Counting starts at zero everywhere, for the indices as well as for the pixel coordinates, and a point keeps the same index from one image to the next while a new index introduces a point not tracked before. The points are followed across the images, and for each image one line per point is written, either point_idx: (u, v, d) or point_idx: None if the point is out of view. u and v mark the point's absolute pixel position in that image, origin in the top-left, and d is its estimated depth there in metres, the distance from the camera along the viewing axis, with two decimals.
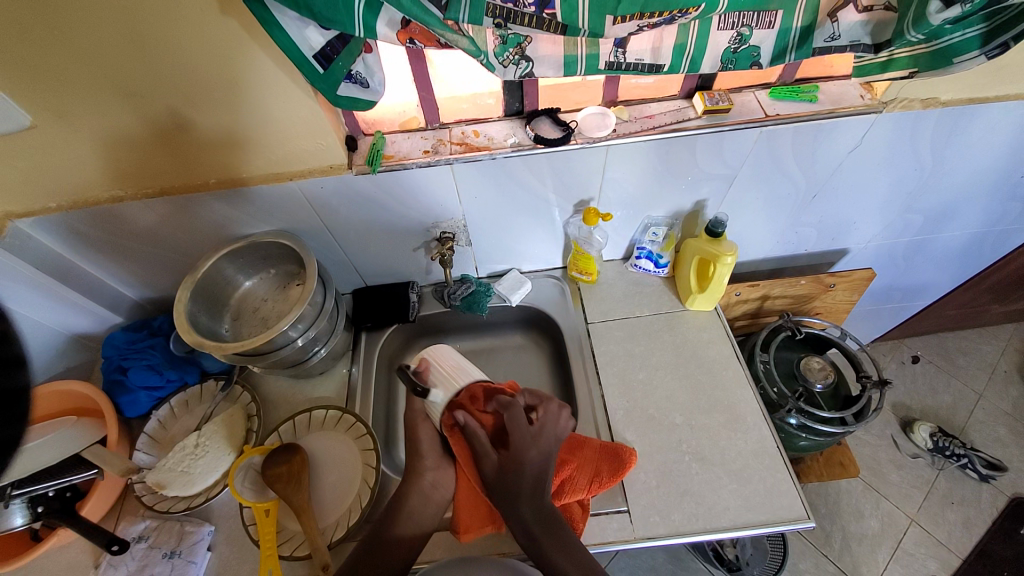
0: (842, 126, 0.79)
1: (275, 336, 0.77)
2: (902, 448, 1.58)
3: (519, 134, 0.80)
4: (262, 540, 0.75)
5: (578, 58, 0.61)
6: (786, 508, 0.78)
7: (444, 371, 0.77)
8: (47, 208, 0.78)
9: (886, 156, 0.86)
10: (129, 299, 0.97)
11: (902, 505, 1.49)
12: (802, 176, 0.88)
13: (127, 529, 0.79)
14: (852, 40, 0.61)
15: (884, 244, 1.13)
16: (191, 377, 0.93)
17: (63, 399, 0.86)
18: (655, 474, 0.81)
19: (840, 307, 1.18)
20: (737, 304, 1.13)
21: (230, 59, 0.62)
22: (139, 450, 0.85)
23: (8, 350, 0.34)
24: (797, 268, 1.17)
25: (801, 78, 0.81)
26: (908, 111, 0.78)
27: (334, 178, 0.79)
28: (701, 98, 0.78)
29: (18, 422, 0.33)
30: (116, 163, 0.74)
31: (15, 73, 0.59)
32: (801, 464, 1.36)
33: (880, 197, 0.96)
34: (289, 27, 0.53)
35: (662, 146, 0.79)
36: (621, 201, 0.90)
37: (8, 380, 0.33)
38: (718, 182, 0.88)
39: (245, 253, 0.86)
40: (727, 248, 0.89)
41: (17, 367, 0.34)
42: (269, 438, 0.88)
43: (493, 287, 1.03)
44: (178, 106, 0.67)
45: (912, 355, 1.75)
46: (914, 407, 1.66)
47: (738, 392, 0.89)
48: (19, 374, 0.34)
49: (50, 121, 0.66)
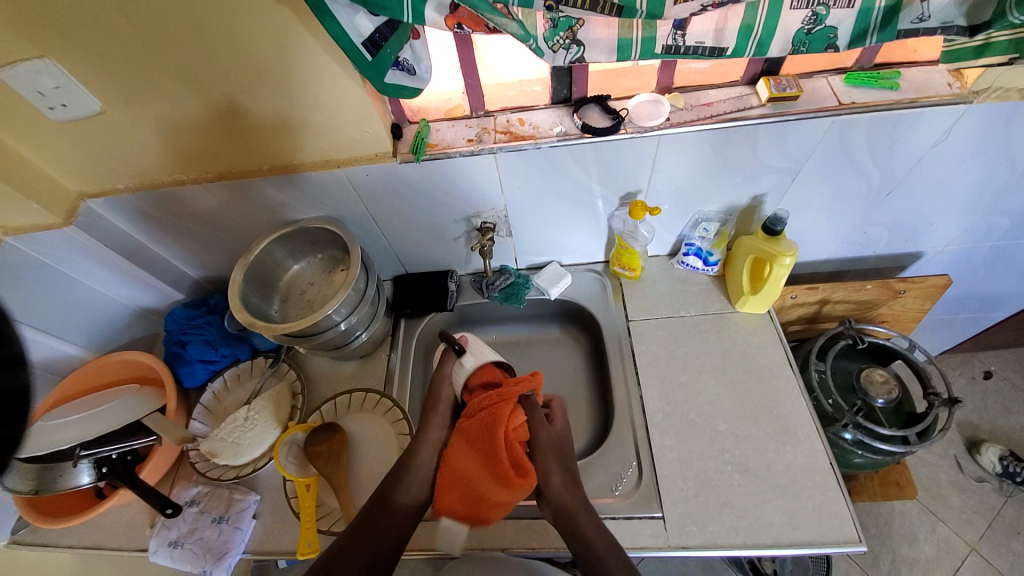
0: (927, 117, 0.71)
1: (319, 319, 0.79)
2: (966, 471, 1.45)
3: (566, 123, 0.77)
4: (302, 513, 0.78)
5: (633, 43, 0.58)
6: (836, 529, 0.73)
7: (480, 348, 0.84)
8: (116, 188, 0.83)
9: (977, 151, 0.77)
10: (189, 277, 1.03)
11: (962, 532, 1.36)
12: (876, 171, 0.80)
13: (182, 494, 0.85)
14: (943, 20, 0.55)
15: (963, 249, 1.02)
16: (242, 353, 0.98)
17: (130, 367, 0.93)
18: (693, 481, 0.78)
19: (909, 315, 1.09)
20: (791, 308, 1.06)
21: (282, 45, 0.63)
22: (195, 420, 0.91)
23: (17, 348, 0.33)
24: (862, 271, 1.07)
25: (882, 62, 0.74)
26: (1003, 102, 0.69)
27: (379, 166, 0.79)
28: (766, 84, 0.72)
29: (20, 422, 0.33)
30: (177, 147, 0.77)
31: (88, 62, 0.64)
32: (852, 481, 1.27)
33: (964, 196, 0.86)
34: (340, 15, 0.53)
35: (720, 135, 0.74)
36: (670, 194, 0.86)
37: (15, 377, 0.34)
38: (779, 176, 0.81)
39: (294, 238, 0.89)
40: (786, 247, 0.83)
41: (12, 367, 0.33)
42: (312, 416, 0.91)
43: (533, 279, 1.01)
44: (233, 92, 0.69)
45: (985, 371, 1.59)
46: (985, 427, 1.51)
47: (788, 402, 0.84)
48: (19, 370, 0.34)
49: (118, 107, 0.70)
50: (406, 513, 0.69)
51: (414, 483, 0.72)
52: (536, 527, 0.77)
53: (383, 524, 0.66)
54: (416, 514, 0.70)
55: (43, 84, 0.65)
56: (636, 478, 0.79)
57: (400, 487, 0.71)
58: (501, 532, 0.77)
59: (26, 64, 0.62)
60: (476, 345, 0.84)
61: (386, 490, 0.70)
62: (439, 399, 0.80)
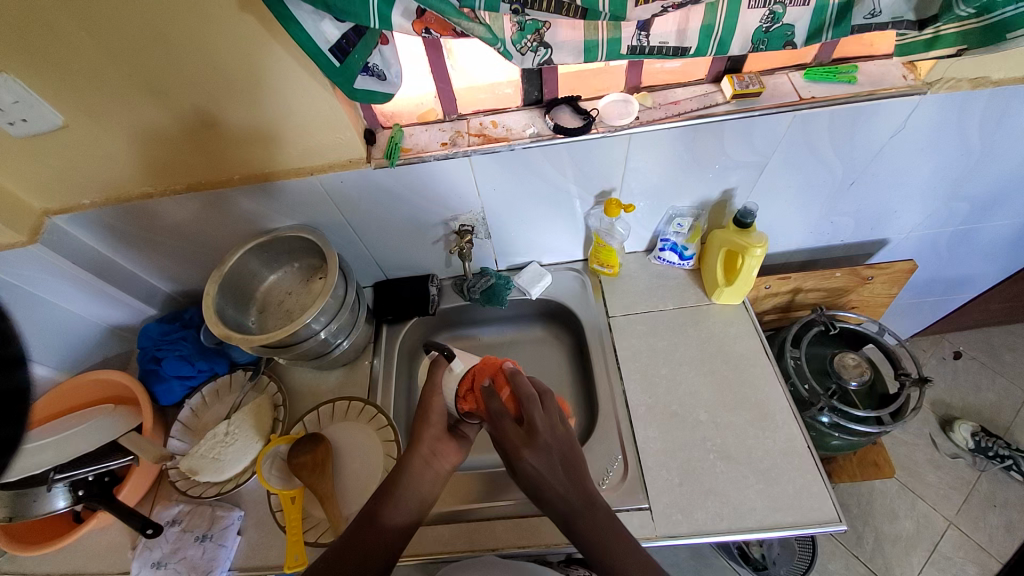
0: (883, 109, 0.74)
1: (298, 328, 0.78)
2: (940, 448, 1.51)
3: (538, 124, 0.78)
4: (289, 526, 0.77)
5: (599, 44, 0.59)
6: (817, 510, 0.75)
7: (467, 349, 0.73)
8: (81, 204, 0.81)
9: (932, 140, 0.81)
10: (162, 292, 1.01)
11: (938, 507, 1.42)
12: (839, 162, 0.83)
13: (162, 513, 0.82)
14: (894, 15, 0.58)
15: (925, 235, 1.06)
16: (221, 367, 0.96)
17: (98, 388, 0.90)
18: (677, 471, 0.79)
19: (878, 300, 1.13)
20: (766, 298, 1.09)
21: (248, 54, 0.62)
22: (173, 437, 0.89)
23: (7, 350, 0.35)
24: (832, 260, 1.11)
25: (838, 58, 0.77)
26: (954, 92, 0.73)
27: (353, 172, 0.79)
28: (730, 81, 0.75)
29: (17, 423, 0.34)
30: (143, 160, 0.76)
31: (48, 77, 0.62)
32: (833, 464, 1.31)
33: (922, 184, 0.90)
34: (306, 22, 0.53)
35: (689, 132, 0.76)
36: (644, 191, 0.87)
37: (6, 379, 0.34)
38: (747, 170, 0.84)
39: (269, 247, 0.88)
40: (757, 239, 0.85)
41: (13, 367, 0.35)
42: (295, 427, 0.90)
43: (514, 279, 1.02)
44: (199, 101, 0.68)
45: (954, 351, 1.66)
46: (955, 405, 1.58)
47: (766, 390, 0.86)
48: (16, 373, 0.35)
49: (79, 120, 0.68)
50: (392, 533, 0.66)
51: (406, 501, 0.68)
52: (525, 525, 0.77)
53: (371, 540, 0.65)
54: (409, 526, 0.68)
55: (1, 100, 0.63)
56: (623, 471, 0.80)
57: (388, 506, 0.67)
58: (491, 532, 0.78)
59: None
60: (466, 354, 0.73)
61: (375, 506, 0.68)
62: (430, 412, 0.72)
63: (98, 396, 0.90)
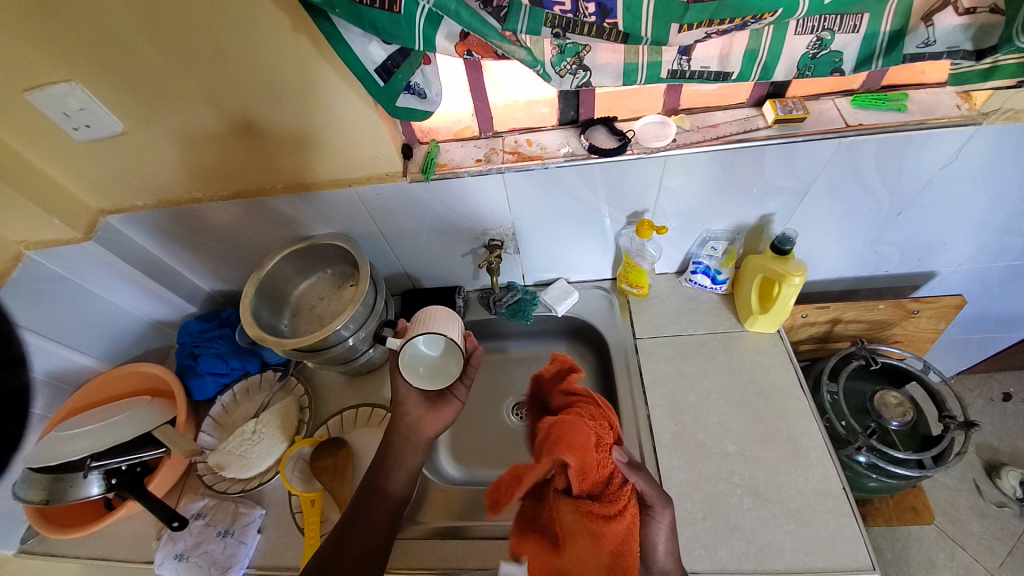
0: (935, 138, 0.71)
1: (328, 334, 0.80)
2: (986, 496, 1.40)
3: (573, 144, 0.79)
4: (306, 529, 0.79)
5: (638, 67, 0.59)
6: (850, 556, 0.71)
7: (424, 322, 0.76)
8: (135, 206, 0.86)
9: (988, 172, 0.77)
10: (203, 291, 1.05)
11: (984, 559, 1.31)
12: (886, 192, 0.80)
13: (188, 506, 0.85)
14: (949, 46, 0.55)
15: (978, 269, 1.00)
16: (252, 367, 0.99)
17: (128, 381, 0.94)
18: (702, 504, 0.77)
19: (924, 336, 1.07)
20: (802, 327, 1.05)
21: (297, 71, 0.65)
22: (204, 432, 0.92)
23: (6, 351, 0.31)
24: (874, 291, 1.06)
25: (888, 85, 0.74)
26: (1011, 124, 0.69)
27: (390, 185, 0.81)
28: (772, 106, 0.73)
29: None
30: (194, 166, 0.80)
31: (114, 87, 0.67)
32: (867, 505, 1.24)
33: (976, 217, 0.85)
34: (354, 43, 0.55)
35: (727, 156, 0.74)
36: (676, 213, 0.86)
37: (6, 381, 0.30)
38: (787, 196, 0.82)
39: (306, 254, 0.91)
40: (795, 267, 0.82)
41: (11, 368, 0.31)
42: (319, 431, 0.92)
43: (540, 295, 1.02)
44: (247, 112, 0.71)
45: (1005, 393, 1.55)
46: (1005, 451, 1.47)
47: (799, 425, 0.82)
48: (17, 373, 0.31)
49: (139, 128, 0.73)
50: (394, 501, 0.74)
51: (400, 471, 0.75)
52: None
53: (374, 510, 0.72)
54: (406, 488, 0.75)
55: (69, 105, 0.68)
56: None
57: (387, 480, 0.74)
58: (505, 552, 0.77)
59: (54, 88, 0.65)
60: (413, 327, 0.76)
61: (375, 479, 0.74)
62: (399, 393, 0.79)
63: (128, 387, 0.94)
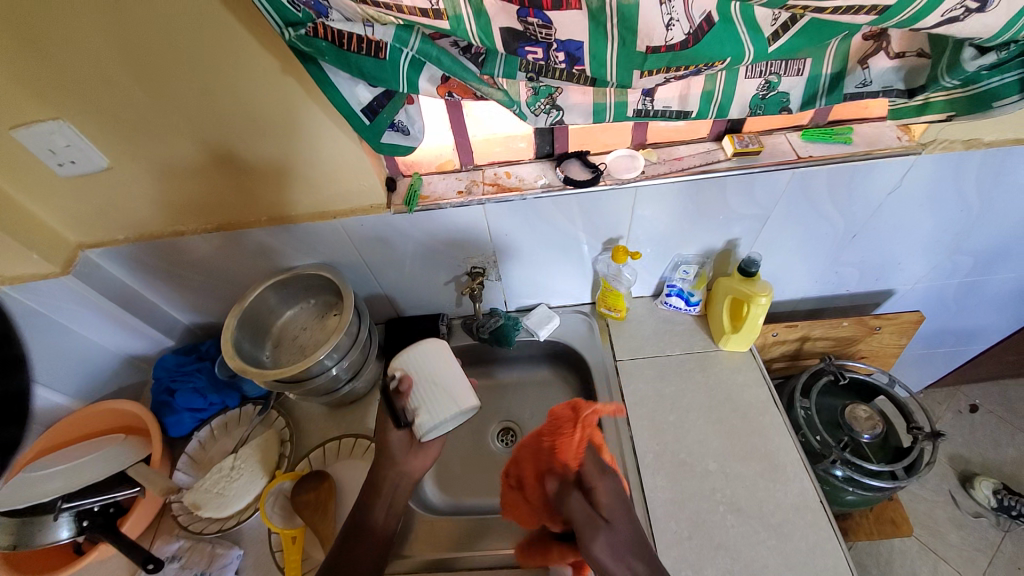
0: (879, 167, 0.78)
1: (311, 364, 0.80)
2: (962, 506, 1.44)
3: (549, 176, 0.83)
4: (287, 569, 0.77)
5: (607, 107, 0.64)
6: (830, 569, 0.73)
7: (435, 386, 0.70)
8: (116, 240, 0.86)
9: (930, 197, 0.84)
10: (181, 324, 1.04)
11: (964, 570, 1.34)
12: (840, 217, 0.86)
13: (161, 549, 0.82)
14: (884, 85, 0.62)
15: (931, 287, 1.07)
16: (231, 401, 0.97)
17: (86, 424, 0.90)
18: (686, 523, 0.78)
19: (887, 351, 1.12)
20: (774, 345, 1.09)
21: (284, 110, 0.68)
22: (180, 470, 0.90)
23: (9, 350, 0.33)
24: (838, 309, 1.12)
25: (834, 120, 0.81)
26: (949, 153, 0.77)
27: (374, 217, 0.84)
28: (730, 141, 0.79)
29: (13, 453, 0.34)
30: (178, 200, 0.81)
31: (102, 125, 0.68)
32: (848, 520, 1.26)
33: (924, 237, 0.92)
34: (341, 85, 0.59)
35: (692, 187, 0.80)
36: (650, 239, 0.90)
37: None
38: (751, 222, 0.87)
39: (288, 284, 0.91)
40: (761, 288, 0.87)
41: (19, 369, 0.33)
42: (300, 464, 0.90)
43: (522, 320, 1.04)
44: (235, 148, 0.73)
45: (970, 404, 1.62)
46: (975, 461, 1.52)
47: (776, 440, 0.85)
48: None
49: (125, 163, 0.74)
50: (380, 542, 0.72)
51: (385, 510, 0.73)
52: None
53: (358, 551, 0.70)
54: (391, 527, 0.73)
55: (55, 143, 0.69)
56: None
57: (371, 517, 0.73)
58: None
59: (42, 126, 0.66)
60: (425, 391, 0.70)
61: (358, 518, 0.72)
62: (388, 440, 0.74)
63: (89, 429, 0.90)
